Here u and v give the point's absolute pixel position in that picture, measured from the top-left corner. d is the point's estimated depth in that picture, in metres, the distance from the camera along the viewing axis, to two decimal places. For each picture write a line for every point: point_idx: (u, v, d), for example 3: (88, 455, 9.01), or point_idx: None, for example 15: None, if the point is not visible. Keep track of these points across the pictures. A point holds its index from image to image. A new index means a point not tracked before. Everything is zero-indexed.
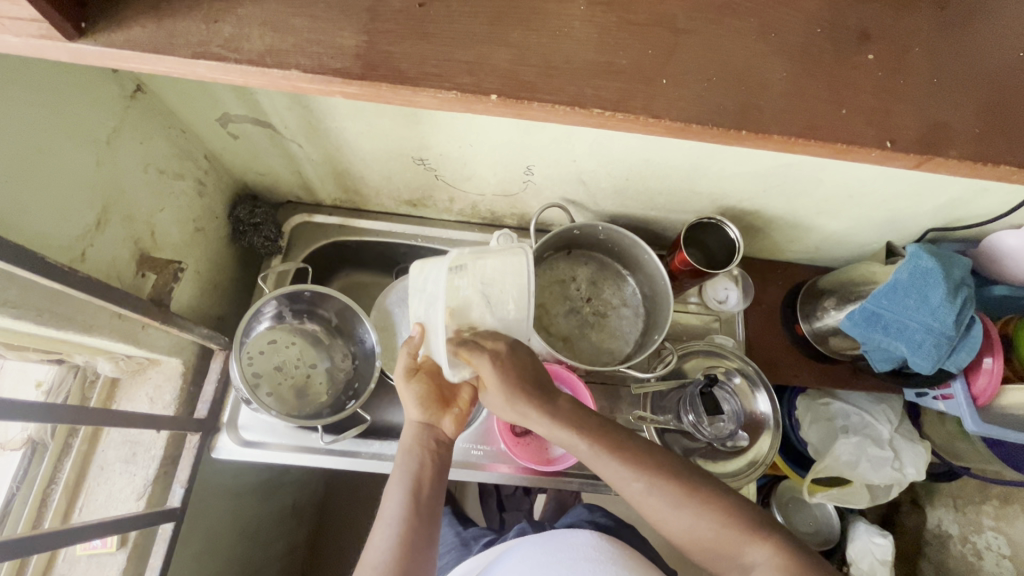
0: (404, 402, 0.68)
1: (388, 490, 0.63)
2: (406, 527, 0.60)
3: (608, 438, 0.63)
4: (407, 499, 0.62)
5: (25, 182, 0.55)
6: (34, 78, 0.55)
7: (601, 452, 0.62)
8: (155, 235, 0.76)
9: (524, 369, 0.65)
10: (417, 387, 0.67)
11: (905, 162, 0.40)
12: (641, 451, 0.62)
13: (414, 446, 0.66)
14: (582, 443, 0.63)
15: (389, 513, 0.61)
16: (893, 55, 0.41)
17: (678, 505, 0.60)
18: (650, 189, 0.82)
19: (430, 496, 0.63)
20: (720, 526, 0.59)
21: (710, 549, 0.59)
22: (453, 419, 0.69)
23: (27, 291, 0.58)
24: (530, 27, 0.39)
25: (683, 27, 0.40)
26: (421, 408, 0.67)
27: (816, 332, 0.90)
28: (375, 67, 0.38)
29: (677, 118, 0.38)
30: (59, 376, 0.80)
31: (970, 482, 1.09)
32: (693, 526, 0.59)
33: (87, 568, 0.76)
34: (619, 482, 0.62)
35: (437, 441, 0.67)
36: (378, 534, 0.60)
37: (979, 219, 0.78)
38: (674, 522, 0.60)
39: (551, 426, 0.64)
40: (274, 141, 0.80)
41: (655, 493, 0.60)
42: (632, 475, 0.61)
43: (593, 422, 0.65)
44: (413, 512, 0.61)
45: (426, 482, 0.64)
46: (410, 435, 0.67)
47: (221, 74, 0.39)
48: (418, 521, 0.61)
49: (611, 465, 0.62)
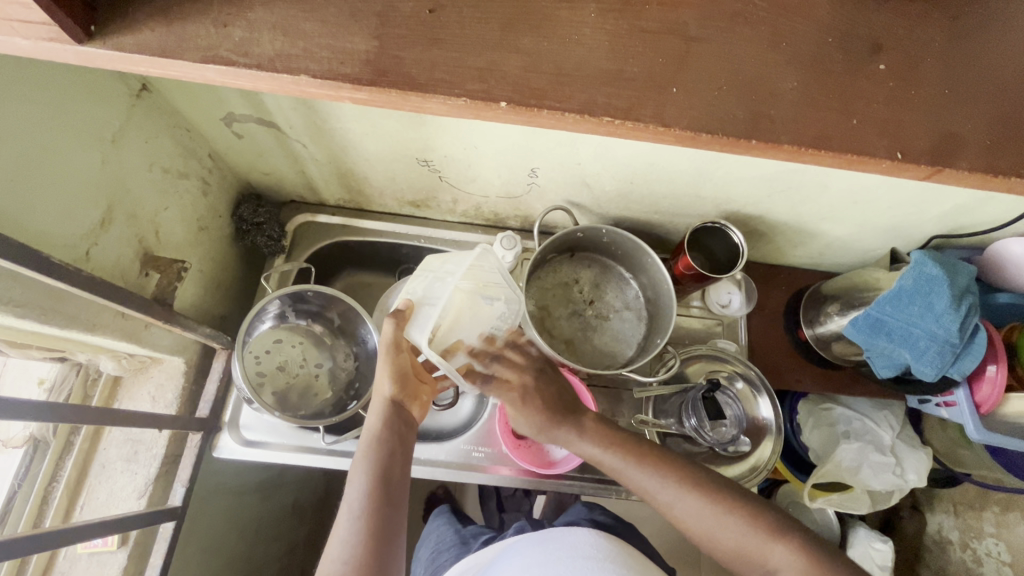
0: (380, 379, 0.67)
1: (353, 478, 0.61)
2: (372, 515, 0.58)
3: (630, 448, 0.66)
4: (372, 487, 0.60)
5: (29, 181, 0.55)
6: (39, 76, 0.55)
7: (629, 463, 0.65)
8: (159, 234, 0.76)
9: (558, 393, 0.71)
10: (397, 364, 0.67)
11: (917, 173, 0.40)
12: (658, 461, 0.64)
13: (381, 431, 0.64)
14: (611, 456, 0.66)
15: (354, 502, 0.59)
16: (904, 65, 0.41)
17: (701, 513, 0.60)
18: (654, 193, 0.82)
19: (397, 483, 0.62)
20: (729, 539, 0.59)
21: (730, 556, 0.59)
22: (420, 407, 0.69)
23: (30, 290, 0.58)
24: (541, 34, 0.39)
25: (694, 36, 0.40)
26: (394, 386, 0.67)
27: (820, 337, 0.90)
28: (385, 72, 0.38)
29: (687, 127, 0.38)
30: (61, 374, 0.80)
31: (971, 488, 1.08)
32: (717, 533, 0.59)
33: (87, 566, 0.76)
34: (646, 493, 0.64)
35: (405, 424, 0.66)
36: (342, 526, 0.58)
37: (984, 226, 0.78)
38: (702, 531, 0.60)
39: (583, 442, 0.67)
40: (279, 141, 0.80)
41: (679, 501, 0.61)
42: (658, 483, 0.63)
43: (617, 434, 0.68)
44: (380, 499, 0.59)
45: (393, 467, 0.62)
46: (377, 418, 0.65)
47: (231, 79, 0.38)
48: (385, 509, 0.59)
49: (638, 472, 0.64)
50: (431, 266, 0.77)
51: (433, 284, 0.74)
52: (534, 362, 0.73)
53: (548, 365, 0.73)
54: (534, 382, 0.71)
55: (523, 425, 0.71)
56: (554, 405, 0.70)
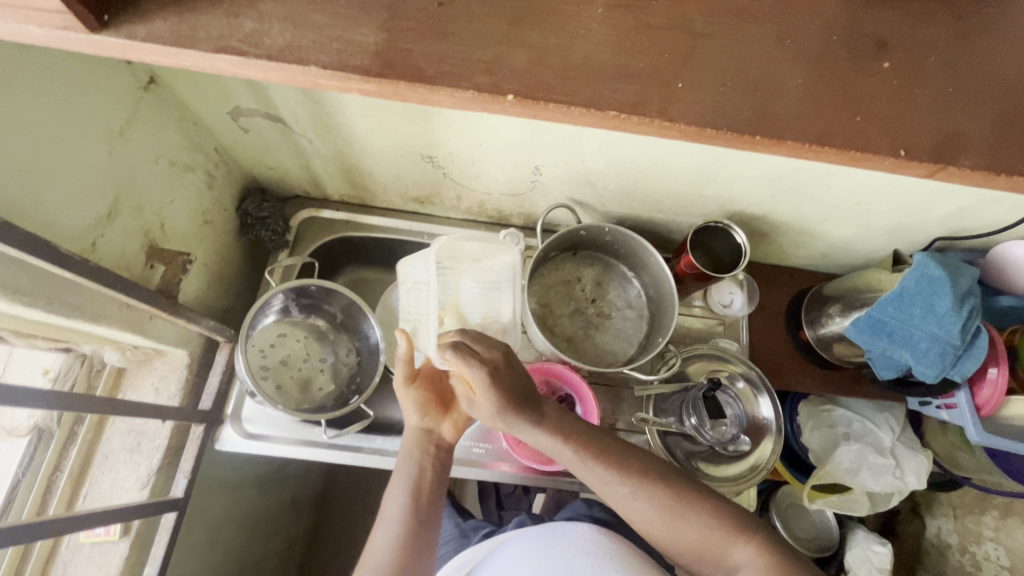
0: (405, 408, 0.68)
1: (388, 495, 0.64)
2: (406, 533, 0.61)
3: (590, 443, 0.63)
4: (408, 502, 0.63)
5: (37, 171, 0.56)
6: (50, 67, 0.55)
7: (585, 458, 0.62)
8: (165, 226, 0.77)
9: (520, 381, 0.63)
10: (417, 391, 0.67)
11: (921, 170, 0.40)
12: (619, 458, 0.62)
13: (416, 449, 0.67)
14: (568, 449, 0.62)
15: (390, 515, 0.62)
16: (909, 63, 0.41)
17: (663, 511, 0.60)
18: (657, 192, 0.82)
19: (430, 501, 0.64)
20: (692, 539, 0.60)
21: (695, 553, 0.60)
22: (452, 425, 0.69)
23: (37, 279, 0.58)
24: (549, 28, 0.39)
25: (700, 31, 0.40)
26: (423, 408, 0.68)
27: (821, 338, 0.90)
28: (394, 64, 0.38)
29: (692, 122, 0.38)
30: (66, 364, 0.80)
31: (970, 492, 1.08)
32: (677, 529, 0.60)
33: (90, 555, 0.77)
34: (602, 486, 0.62)
35: (438, 446, 0.68)
36: (378, 537, 0.61)
37: (987, 228, 0.78)
38: (662, 528, 0.60)
39: (536, 433, 0.63)
40: (284, 135, 0.80)
41: (639, 497, 0.61)
42: (616, 478, 0.61)
43: (577, 428, 0.64)
44: (413, 516, 0.62)
45: (426, 486, 0.65)
46: (412, 436, 0.68)
47: (241, 69, 0.39)
48: (418, 527, 0.62)
49: (594, 469, 0.62)
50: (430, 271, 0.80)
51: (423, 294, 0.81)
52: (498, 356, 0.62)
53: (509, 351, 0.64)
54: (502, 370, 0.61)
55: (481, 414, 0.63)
56: (517, 397, 0.62)
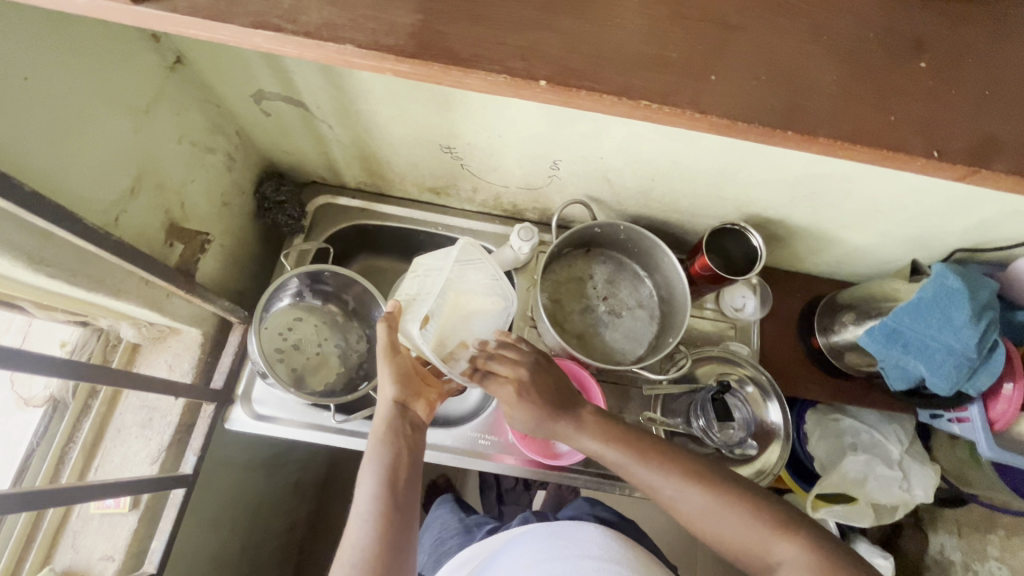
0: (383, 380, 0.68)
1: (362, 483, 0.62)
2: (382, 520, 0.58)
3: (632, 443, 0.65)
4: (380, 490, 0.60)
5: (66, 144, 0.56)
6: (81, 43, 0.56)
7: (632, 460, 0.64)
8: (185, 206, 0.77)
9: (556, 385, 0.68)
10: (396, 365, 0.68)
11: (952, 173, 0.40)
12: (662, 457, 0.63)
13: (387, 434, 0.64)
14: (612, 451, 0.65)
15: (363, 505, 0.60)
16: (947, 65, 0.41)
17: (705, 509, 0.60)
18: (675, 191, 0.82)
19: (406, 484, 0.62)
20: (734, 535, 0.59)
21: (735, 550, 0.59)
22: (424, 404, 0.70)
23: (61, 251, 0.59)
24: (584, 16, 0.39)
25: (735, 25, 0.40)
26: (398, 387, 0.68)
27: (833, 346, 0.90)
28: (428, 46, 0.38)
29: (723, 115, 0.38)
30: (83, 338, 0.82)
31: (976, 510, 1.07)
32: (716, 522, 0.59)
33: (99, 527, 0.78)
34: (651, 488, 0.63)
35: (411, 426, 0.67)
36: (353, 529, 0.59)
37: (1009, 242, 0.76)
38: (709, 525, 0.60)
39: (587, 441, 0.66)
40: (305, 120, 0.81)
41: (684, 498, 0.61)
42: (664, 480, 0.62)
43: (619, 430, 0.66)
44: (390, 502, 0.60)
45: (400, 468, 0.62)
46: (383, 421, 0.66)
47: (278, 46, 0.39)
48: (394, 513, 0.59)
49: (641, 470, 0.63)
50: (421, 266, 0.82)
51: (427, 279, 0.79)
52: (529, 355, 0.70)
53: (544, 358, 0.71)
54: (531, 375, 0.68)
55: (522, 422, 0.68)
56: (552, 396, 0.67)
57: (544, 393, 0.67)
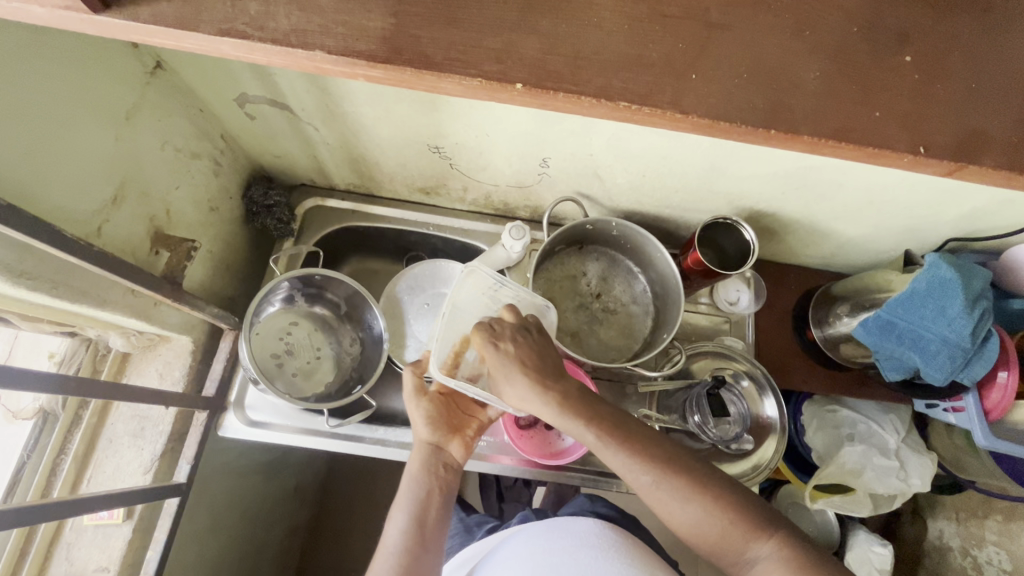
0: (416, 422, 0.71)
1: (392, 517, 0.65)
2: (407, 555, 0.62)
3: (616, 426, 0.60)
4: (409, 527, 0.64)
5: (43, 154, 0.55)
6: (56, 50, 0.55)
7: (609, 444, 0.60)
8: (170, 213, 0.76)
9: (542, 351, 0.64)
10: (429, 407, 0.71)
11: (940, 169, 0.39)
12: (643, 445, 0.59)
13: (419, 472, 0.68)
14: (591, 433, 0.60)
15: (391, 540, 0.63)
16: (932, 58, 0.40)
17: (686, 498, 0.57)
18: (666, 187, 0.81)
19: (433, 523, 0.65)
20: (713, 530, 0.56)
21: (713, 545, 0.57)
22: (460, 444, 0.71)
23: (41, 263, 0.58)
24: (560, 15, 0.38)
25: (716, 21, 0.39)
26: (430, 428, 0.70)
27: (828, 338, 0.89)
28: (401, 51, 0.37)
29: (706, 116, 0.37)
30: (71, 348, 0.80)
31: (974, 496, 1.07)
32: (678, 513, 0.57)
33: (93, 538, 0.78)
34: (625, 474, 0.60)
35: (444, 467, 0.69)
36: (379, 562, 0.62)
37: (1002, 230, 0.76)
38: (681, 516, 0.57)
39: (557, 413, 0.61)
40: (291, 123, 0.80)
41: (662, 486, 0.58)
42: (640, 466, 0.58)
43: (602, 411, 0.62)
44: (416, 541, 0.63)
45: (430, 507, 0.66)
46: (416, 460, 0.69)
47: (246, 54, 0.38)
48: (418, 551, 0.62)
49: (616, 455, 0.59)
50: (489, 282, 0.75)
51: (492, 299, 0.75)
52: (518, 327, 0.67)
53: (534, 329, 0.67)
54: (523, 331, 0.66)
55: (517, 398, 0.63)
56: (541, 362, 0.63)
57: (531, 357, 0.63)
